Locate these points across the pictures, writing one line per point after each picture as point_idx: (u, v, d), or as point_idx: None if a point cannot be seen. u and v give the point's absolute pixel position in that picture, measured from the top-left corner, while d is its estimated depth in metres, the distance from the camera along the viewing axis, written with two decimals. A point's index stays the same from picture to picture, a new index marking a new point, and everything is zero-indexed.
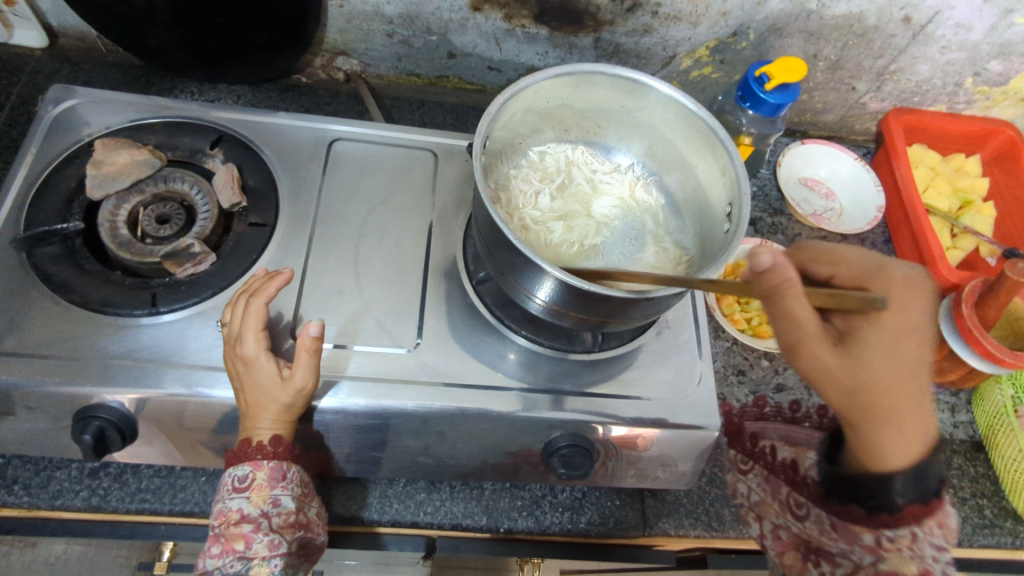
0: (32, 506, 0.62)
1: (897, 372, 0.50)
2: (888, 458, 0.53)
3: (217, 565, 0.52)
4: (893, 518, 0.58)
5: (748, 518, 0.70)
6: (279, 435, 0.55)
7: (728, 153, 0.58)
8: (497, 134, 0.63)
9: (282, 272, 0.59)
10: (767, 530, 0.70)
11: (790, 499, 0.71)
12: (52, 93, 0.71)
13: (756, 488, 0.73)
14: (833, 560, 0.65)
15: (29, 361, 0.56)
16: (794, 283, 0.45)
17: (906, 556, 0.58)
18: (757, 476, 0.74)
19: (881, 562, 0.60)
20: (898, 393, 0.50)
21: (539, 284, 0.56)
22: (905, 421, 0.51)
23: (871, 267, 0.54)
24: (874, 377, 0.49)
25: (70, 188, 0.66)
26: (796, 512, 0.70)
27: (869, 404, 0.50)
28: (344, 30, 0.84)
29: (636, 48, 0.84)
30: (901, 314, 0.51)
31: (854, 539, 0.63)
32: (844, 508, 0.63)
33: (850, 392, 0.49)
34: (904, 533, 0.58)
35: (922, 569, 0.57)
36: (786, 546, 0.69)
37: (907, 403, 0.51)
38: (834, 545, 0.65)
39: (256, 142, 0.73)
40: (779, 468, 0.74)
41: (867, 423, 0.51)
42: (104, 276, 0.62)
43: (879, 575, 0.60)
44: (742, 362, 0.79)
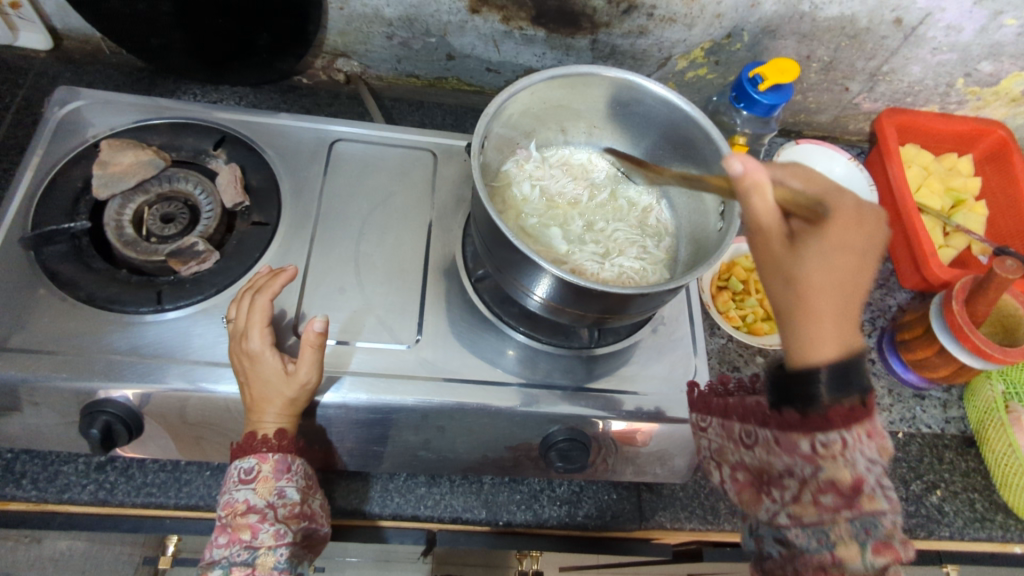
0: (41, 500, 0.63)
1: (824, 269, 0.44)
2: (811, 347, 0.44)
3: (225, 554, 0.54)
4: (824, 417, 0.44)
5: (710, 468, 0.60)
6: (284, 429, 0.56)
7: (721, 152, 0.60)
8: (496, 136, 0.64)
9: (287, 270, 0.61)
10: (727, 475, 0.57)
11: (741, 431, 0.56)
12: (58, 95, 0.72)
13: (717, 436, 0.60)
14: (781, 483, 0.49)
15: (36, 357, 0.58)
16: (758, 188, 0.45)
17: (840, 463, 0.45)
18: (714, 429, 0.61)
19: (819, 471, 0.46)
20: (832, 300, 0.44)
21: (537, 281, 0.57)
22: (828, 317, 0.44)
23: (835, 190, 0.48)
24: (807, 273, 0.44)
25: (76, 188, 0.67)
26: (744, 442, 0.55)
27: (805, 292, 0.44)
28: (345, 32, 0.85)
29: (632, 50, 0.85)
30: (840, 222, 0.46)
31: (793, 449, 0.47)
32: (781, 413, 0.48)
33: (787, 282, 0.45)
34: (834, 436, 0.44)
35: (856, 478, 0.44)
36: (743, 485, 0.54)
37: (836, 314, 0.44)
38: (780, 462, 0.49)
39: (258, 143, 0.74)
40: (733, 409, 0.59)
41: (802, 315, 0.44)
42: (110, 274, 0.63)
43: (818, 485, 0.45)
44: (737, 359, 0.80)
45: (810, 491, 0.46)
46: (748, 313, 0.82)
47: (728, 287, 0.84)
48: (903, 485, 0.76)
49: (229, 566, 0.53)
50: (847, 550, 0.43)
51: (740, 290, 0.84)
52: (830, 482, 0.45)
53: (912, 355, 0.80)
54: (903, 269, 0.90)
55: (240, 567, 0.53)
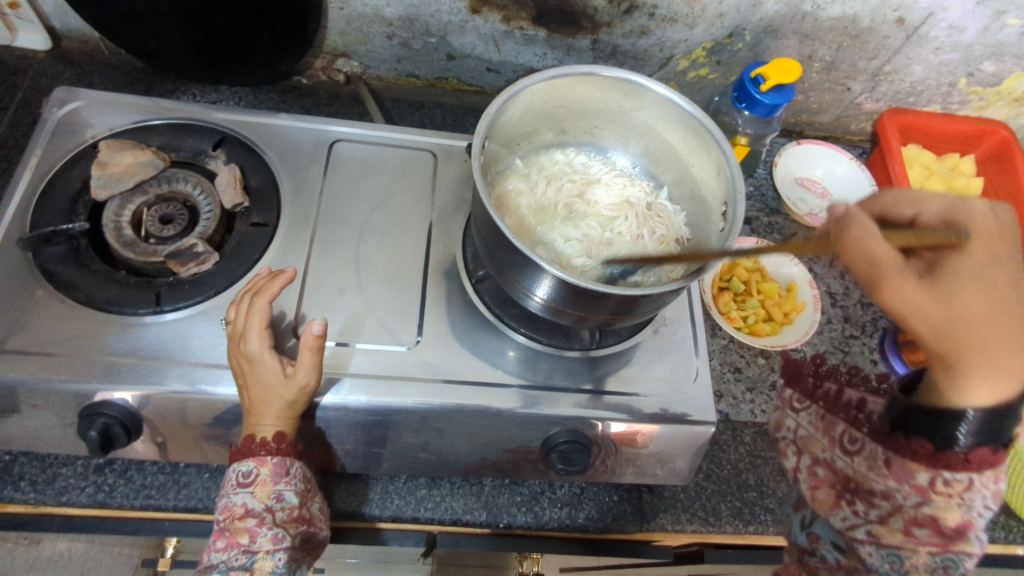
0: (39, 502, 0.63)
1: (986, 304, 0.45)
2: (965, 391, 0.45)
3: (223, 558, 0.54)
4: (963, 458, 0.46)
5: (789, 451, 0.68)
6: (283, 432, 0.56)
7: (723, 152, 0.59)
8: (497, 136, 0.64)
9: (286, 271, 0.60)
10: (803, 464, 0.65)
11: (845, 435, 0.60)
12: (56, 95, 0.72)
13: (807, 423, 0.67)
14: (869, 499, 0.53)
15: (35, 359, 0.57)
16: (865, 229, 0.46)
17: (954, 502, 0.48)
18: (809, 415, 0.68)
19: (927, 505, 0.48)
20: (985, 330, 0.45)
21: (538, 282, 0.57)
22: (994, 363, 0.44)
23: (960, 203, 0.50)
24: (963, 307, 0.45)
25: (75, 189, 0.67)
26: (847, 448, 0.59)
27: (957, 337, 0.45)
28: (344, 32, 0.85)
29: (633, 50, 0.85)
30: (988, 242, 0.47)
31: (904, 475, 0.50)
32: (903, 439, 0.50)
33: (940, 325, 0.45)
34: (961, 476, 0.47)
35: (963, 521, 0.47)
36: (822, 482, 0.60)
37: (996, 345, 0.45)
38: (879, 481, 0.53)
39: (258, 143, 0.74)
40: (839, 408, 0.64)
41: (959, 364, 0.45)
42: (109, 275, 0.63)
43: (915, 517, 0.49)
44: (738, 360, 0.80)
45: (903, 520, 0.50)
46: (750, 315, 0.82)
47: (729, 288, 0.84)
48: None
49: (226, 570, 0.53)
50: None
51: (742, 291, 0.83)
52: (931, 518, 0.48)
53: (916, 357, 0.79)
54: None
55: (238, 571, 0.53)
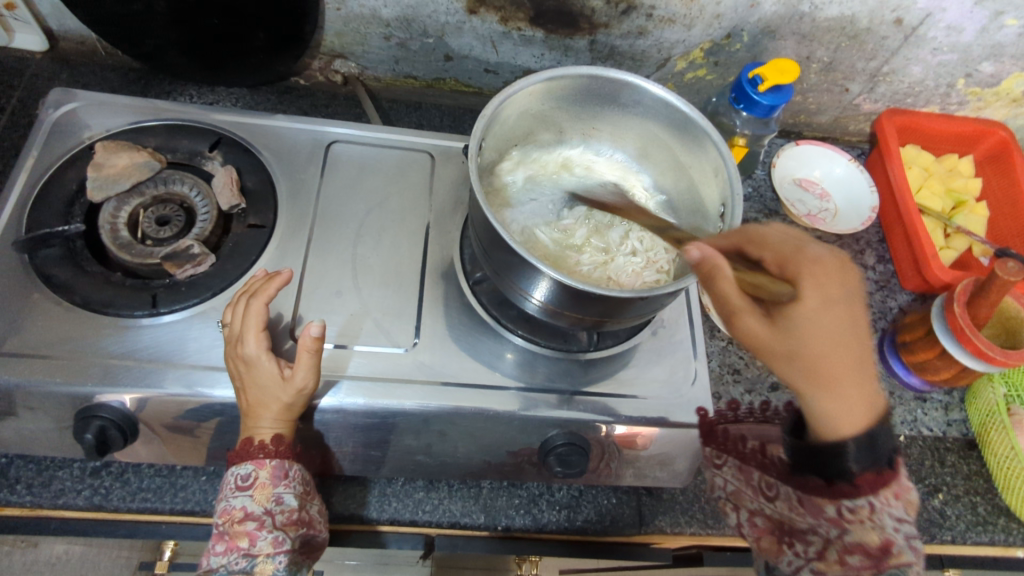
0: (35, 505, 0.62)
1: (825, 345, 0.51)
2: (834, 424, 0.54)
3: (222, 562, 0.53)
4: (849, 486, 0.56)
5: (726, 509, 0.70)
6: (281, 434, 0.56)
7: (721, 154, 0.59)
8: (495, 136, 0.63)
9: (282, 273, 0.60)
10: (743, 518, 0.68)
11: (760, 481, 0.65)
12: (53, 97, 0.72)
13: (732, 479, 0.69)
14: (805, 538, 0.60)
15: (30, 362, 0.57)
16: (723, 268, 0.50)
17: (867, 525, 0.56)
18: (729, 468, 0.68)
19: (848, 533, 0.57)
20: (835, 359, 0.51)
21: (535, 284, 0.57)
22: (837, 393, 0.52)
23: (794, 248, 0.53)
24: (805, 347, 0.50)
25: (71, 191, 0.66)
26: (764, 492, 0.65)
27: (816, 376, 0.52)
28: (342, 33, 0.85)
29: (631, 51, 0.84)
30: (818, 301, 0.51)
31: (818, 511, 0.59)
32: (806, 478, 0.59)
33: (788, 359, 0.51)
34: (861, 501, 0.56)
35: (883, 539, 0.55)
36: (762, 531, 0.65)
37: (848, 374, 0.52)
38: (803, 520, 0.60)
39: (254, 144, 0.73)
40: (749, 454, 0.68)
41: (812, 393, 0.53)
42: (105, 278, 0.63)
43: (846, 546, 0.57)
44: (737, 361, 0.80)
45: (837, 550, 0.58)
46: None
47: None
48: None
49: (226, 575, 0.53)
50: None
51: None
52: (858, 543, 0.56)
53: (914, 358, 0.80)
54: (904, 270, 0.89)
55: None
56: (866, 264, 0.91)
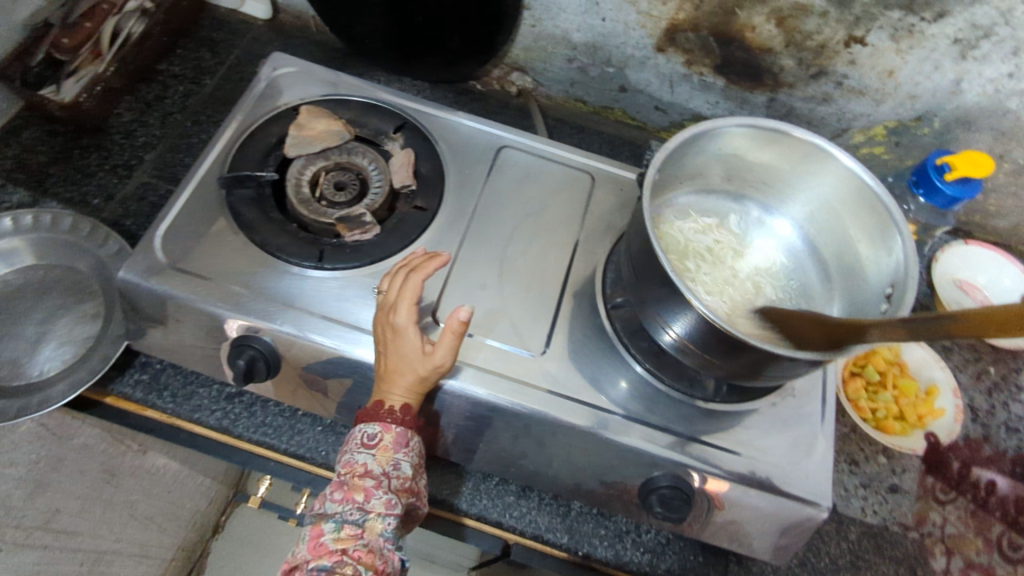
0: (174, 414, 0.69)
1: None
2: None
3: (337, 510, 0.52)
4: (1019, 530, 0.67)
5: (937, 550, 0.72)
6: (409, 405, 0.56)
7: (903, 237, 0.57)
8: (669, 171, 0.63)
9: (442, 255, 0.63)
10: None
11: (980, 524, 0.74)
12: (272, 59, 0.80)
13: (954, 520, 0.74)
14: None
15: (209, 285, 0.63)
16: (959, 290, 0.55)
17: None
18: (954, 508, 0.74)
19: None
20: None
21: (678, 318, 0.57)
22: None
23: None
24: None
25: (270, 142, 0.73)
26: (934, 540, 0.69)
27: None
28: (529, 48, 0.89)
29: (809, 115, 0.83)
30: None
31: None
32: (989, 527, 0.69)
33: None
34: None
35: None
36: None
37: None
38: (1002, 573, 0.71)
39: (433, 134, 0.78)
40: (920, 505, 0.72)
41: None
42: (282, 225, 0.68)
43: None
44: (857, 454, 0.75)
45: None
46: (881, 409, 0.77)
47: (862, 375, 0.79)
48: None
49: (340, 523, 0.51)
50: None
51: (875, 381, 0.78)
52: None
53: None
54: None
55: (351, 527, 0.51)
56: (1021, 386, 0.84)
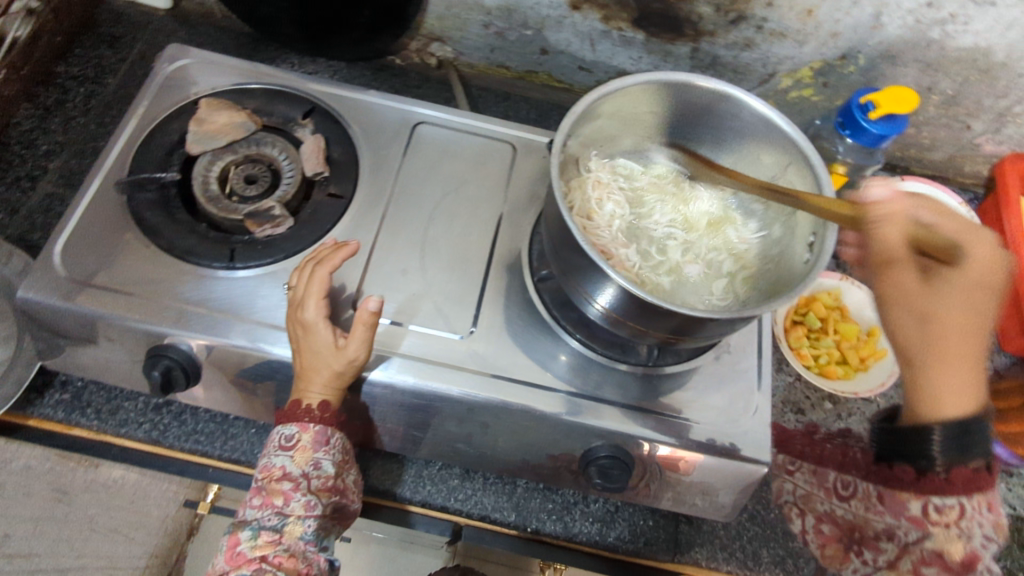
0: (100, 430, 0.67)
1: (959, 318, 0.50)
2: (935, 403, 0.50)
3: (257, 516, 0.55)
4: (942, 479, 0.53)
5: (791, 514, 0.70)
6: (328, 401, 0.57)
7: (820, 180, 0.56)
8: (580, 135, 0.62)
9: (350, 244, 0.61)
10: (808, 524, 0.69)
11: (834, 482, 0.71)
12: (169, 51, 0.76)
13: (804, 483, 0.71)
14: (875, 546, 0.67)
15: (115, 297, 0.60)
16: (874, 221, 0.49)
17: (953, 536, 0.63)
18: (804, 473, 0.72)
19: (928, 539, 0.63)
20: (954, 341, 0.50)
21: (600, 289, 0.56)
22: (947, 372, 0.50)
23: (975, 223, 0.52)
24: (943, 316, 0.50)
25: (172, 140, 0.70)
26: (839, 493, 0.70)
27: (922, 340, 0.51)
28: (443, 16, 0.85)
29: (734, 62, 0.81)
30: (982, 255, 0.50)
31: (899, 511, 0.65)
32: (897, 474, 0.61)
33: (920, 340, 0.51)
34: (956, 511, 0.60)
35: (967, 555, 0.63)
36: (828, 539, 0.68)
37: (959, 357, 0.50)
38: (879, 520, 0.67)
39: (344, 116, 0.75)
40: (827, 457, 0.73)
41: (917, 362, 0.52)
42: (190, 226, 0.66)
43: (924, 558, 0.64)
44: (802, 401, 0.76)
45: (911, 560, 0.64)
46: (822, 355, 0.77)
47: (802, 322, 0.79)
48: None
49: (258, 529, 0.55)
50: None
51: (817, 328, 0.78)
52: (937, 555, 0.63)
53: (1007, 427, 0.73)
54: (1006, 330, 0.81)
55: (268, 532, 0.55)
56: None
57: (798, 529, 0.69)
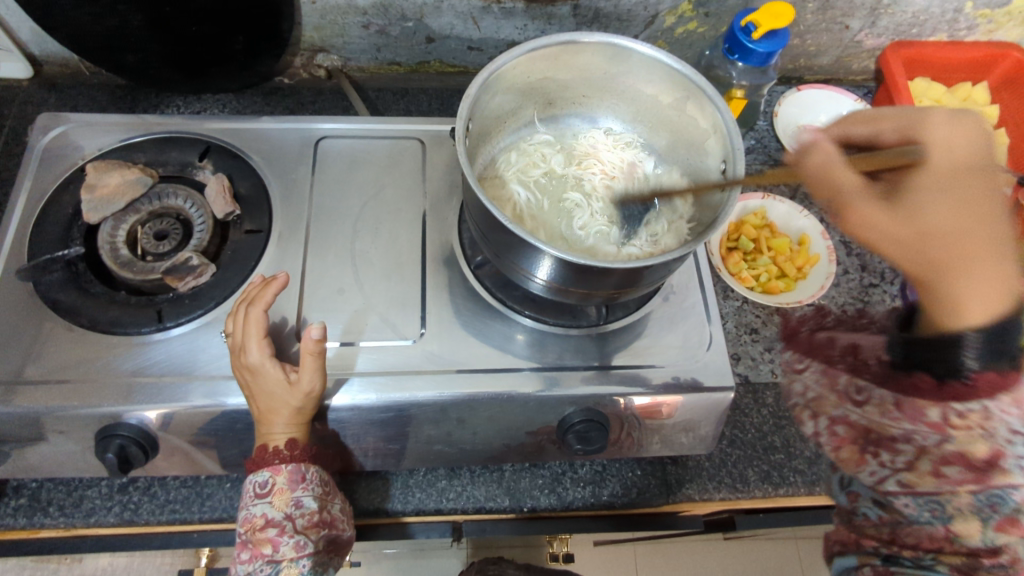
0: (69, 526, 0.63)
1: (956, 204, 0.47)
2: (963, 310, 0.45)
3: (249, 569, 0.55)
4: (967, 385, 0.47)
5: (806, 417, 0.68)
6: (294, 438, 0.57)
7: (717, 109, 0.57)
8: (481, 117, 0.62)
9: (278, 277, 0.59)
10: (822, 426, 0.65)
11: (850, 386, 0.62)
12: (40, 121, 0.72)
13: (814, 383, 0.69)
14: (893, 448, 0.54)
15: (49, 388, 0.58)
16: (828, 158, 0.53)
17: (976, 433, 0.48)
18: (813, 372, 0.70)
19: (949, 441, 0.49)
20: (970, 242, 0.46)
21: (536, 263, 0.56)
22: (975, 274, 0.45)
23: (918, 111, 0.54)
24: (933, 225, 0.47)
25: (68, 214, 0.66)
26: (853, 398, 0.61)
27: (930, 254, 0.47)
28: (320, 26, 0.83)
29: (616, 12, 0.82)
30: (946, 136, 0.50)
31: (918, 416, 0.52)
32: (910, 378, 0.52)
33: (916, 240, 0.48)
34: (973, 405, 0.48)
35: (992, 451, 0.47)
36: (844, 441, 0.60)
37: (976, 257, 0.45)
38: (897, 427, 0.54)
39: (243, 149, 0.72)
40: (839, 358, 0.67)
41: (936, 275, 0.46)
42: (109, 297, 0.63)
43: (942, 457, 0.49)
44: (754, 321, 0.78)
45: (930, 462, 0.50)
46: (762, 273, 0.80)
47: (738, 247, 0.82)
48: None
49: None
50: (965, 524, 0.46)
51: (751, 249, 0.81)
52: (958, 453, 0.48)
53: None
54: None
55: None
56: None
57: (812, 432, 0.67)
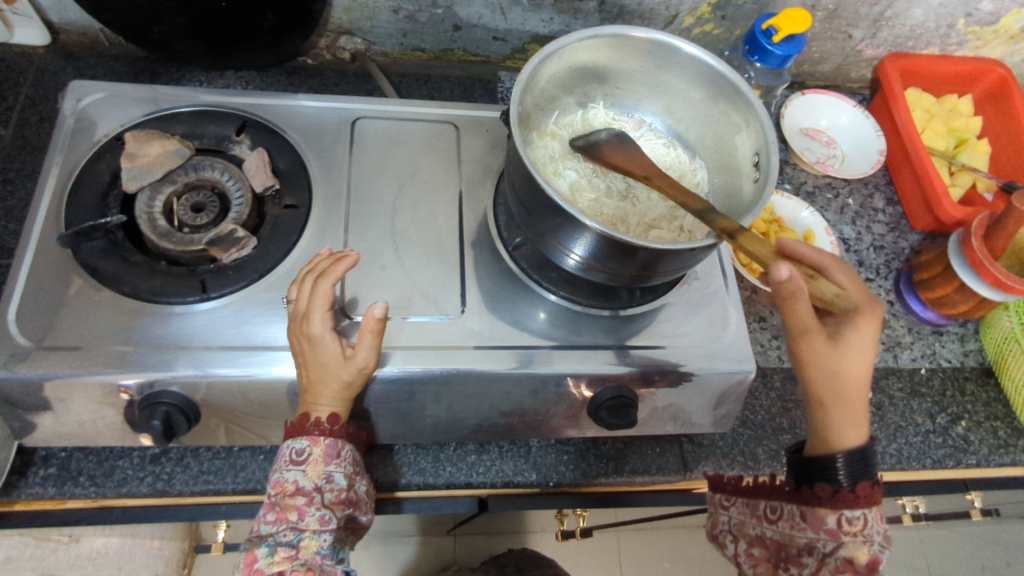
0: (100, 495, 0.64)
1: (863, 364, 0.53)
2: (837, 436, 0.55)
3: (272, 531, 0.55)
4: (852, 494, 0.53)
5: (726, 541, 0.63)
6: (336, 413, 0.58)
7: (752, 106, 0.61)
8: (527, 101, 0.64)
9: (348, 255, 0.60)
10: (741, 549, 0.61)
11: (765, 507, 0.60)
12: (72, 89, 0.71)
13: (739, 513, 0.63)
14: (800, 561, 0.56)
15: (90, 354, 0.57)
16: (801, 291, 0.49)
17: (859, 540, 0.53)
18: (737, 504, 0.63)
19: (841, 548, 0.54)
20: (858, 388, 0.54)
21: (578, 241, 0.58)
22: (852, 411, 0.54)
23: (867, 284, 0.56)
24: (842, 370, 0.53)
25: (104, 182, 0.66)
26: (768, 517, 0.60)
27: (835, 390, 0.54)
28: (350, 8, 0.84)
29: (640, 10, 0.85)
30: (874, 325, 0.53)
31: (819, 524, 0.55)
32: (809, 490, 0.56)
33: (826, 377, 0.54)
34: (857, 513, 0.53)
35: (871, 556, 0.53)
36: (759, 561, 0.59)
37: (861, 399, 0.54)
38: (802, 536, 0.56)
39: (279, 125, 0.73)
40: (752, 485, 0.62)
41: (832, 406, 0.54)
42: (150, 267, 0.63)
43: (836, 565, 0.53)
44: (763, 309, 0.83)
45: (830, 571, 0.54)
46: None
47: None
48: (929, 418, 0.80)
49: (274, 545, 0.55)
50: None
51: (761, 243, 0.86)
52: (848, 561, 0.53)
53: (931, 294, 0.84)
54: (914, 211, 0.92)
55: (285, 548, 0.55)
56: (877, 207, 0.94)
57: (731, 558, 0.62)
